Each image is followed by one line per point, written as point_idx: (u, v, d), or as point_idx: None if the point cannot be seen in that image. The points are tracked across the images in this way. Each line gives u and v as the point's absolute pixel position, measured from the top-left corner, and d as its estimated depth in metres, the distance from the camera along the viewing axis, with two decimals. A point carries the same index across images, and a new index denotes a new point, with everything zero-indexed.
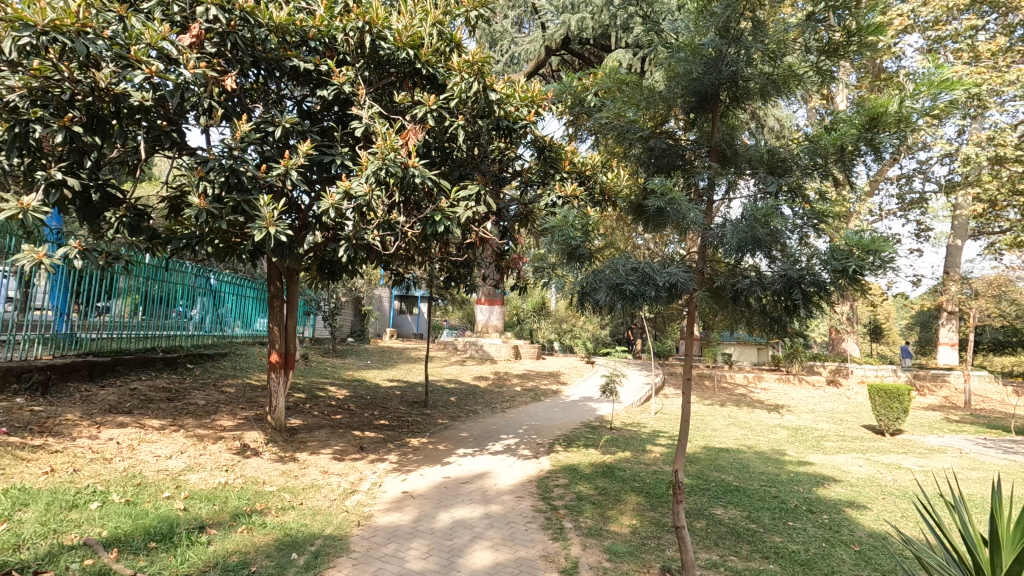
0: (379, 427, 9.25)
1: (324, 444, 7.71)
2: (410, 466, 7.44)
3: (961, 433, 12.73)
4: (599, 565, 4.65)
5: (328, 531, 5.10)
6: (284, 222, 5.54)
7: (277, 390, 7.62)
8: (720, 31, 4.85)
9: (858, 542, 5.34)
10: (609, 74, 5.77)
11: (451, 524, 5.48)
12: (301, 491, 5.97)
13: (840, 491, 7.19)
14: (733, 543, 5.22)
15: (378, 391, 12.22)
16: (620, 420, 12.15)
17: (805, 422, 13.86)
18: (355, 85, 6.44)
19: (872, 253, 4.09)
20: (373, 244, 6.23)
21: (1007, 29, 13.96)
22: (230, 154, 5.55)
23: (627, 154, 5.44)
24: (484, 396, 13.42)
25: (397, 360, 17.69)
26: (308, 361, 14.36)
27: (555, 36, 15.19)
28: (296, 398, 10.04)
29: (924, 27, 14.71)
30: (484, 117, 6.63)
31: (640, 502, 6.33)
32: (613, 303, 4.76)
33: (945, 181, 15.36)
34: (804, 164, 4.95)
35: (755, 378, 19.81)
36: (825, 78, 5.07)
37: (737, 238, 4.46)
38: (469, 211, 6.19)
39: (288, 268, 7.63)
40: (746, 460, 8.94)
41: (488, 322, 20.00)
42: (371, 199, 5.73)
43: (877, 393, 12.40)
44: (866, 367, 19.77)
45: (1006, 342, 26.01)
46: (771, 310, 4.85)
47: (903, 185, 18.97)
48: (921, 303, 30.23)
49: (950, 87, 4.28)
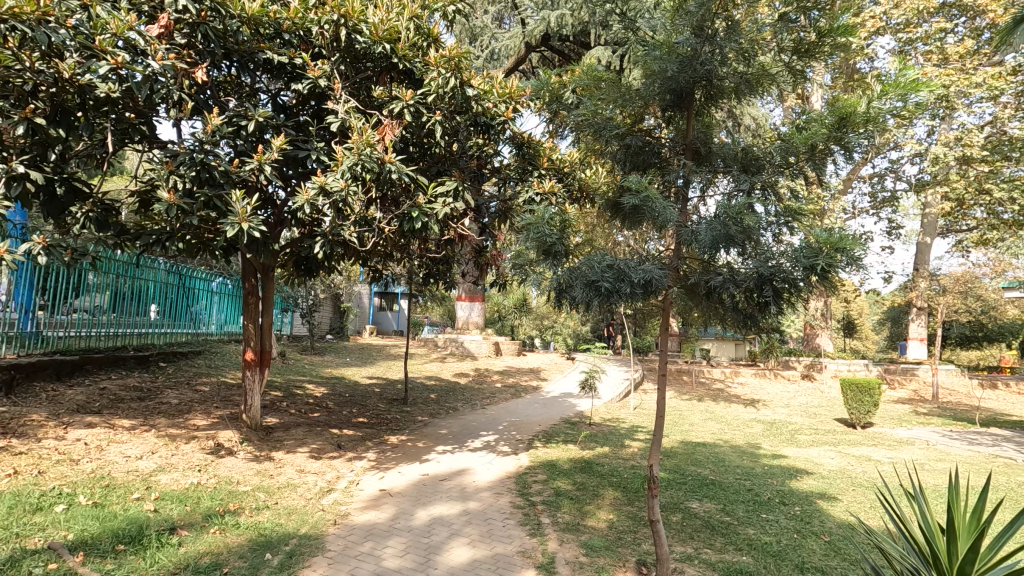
0: (357, 425, 9.16)
1: (301, 443, 7.61)
2: (388, 464, 7.38)
3: (928, 426, 13.13)
4: (575, 560, 4.68)
5: (303, 530, 5.05)
6: (258, 217, 5.43)
7: (252, 389, 7.49)
8: (694, 30, 4.91)
9: (828, 533, 5.47)
10: (586, 71, 5.78)
11: (429, 521, 5.47)
12: (276, 491, 5.89)
13: (811, 484, 7.34)
14: (707, 536, 5.29)
15: (357, 388, 12.12)
16: (600, 415, 12.25)
17: (781, 416, 14.13)
18: (331, 79, 6.34)
19: (841, 251, 4.17)
20: (349, 241, 6.14)
21: (975, 32, 14.39)
22: (200, 148, 5.45)
23: (604, 151, 5.52)
24: (464, 393, 13.40)
25: (376, 357, 17.55)
26: (286, 359, 14.15)
27: (535, 33, 15.10)
28: (273, 397, 9.88)
29: (896, 28, 14.99)
30: (462, 113, 6.65)
31: (617, 497, 6.39)
32: (589, 300, 4.79)
33: (915, 180, 15.77)
34: (776, 163, 5.01)
35: (732, 373, 20.13)
36: (798, 78, 5.11)
37: (711, 235, 4.49)
38: (447, 207, 6.14)
39: (263, 265, 7.52)
40: (722, 454, 9.06)
41: (469, 319, 19.90)
42: (347, 195, 5.68)
43: (849, 387, 12.69)
44: (840, 362, 20.22)
45: (972, 337, 26.83)
46: (743, 306, 4.91)
47: (875, 184, 19.38)
48: (891, 299, 30.97)
49: (917, 88, 4.41)
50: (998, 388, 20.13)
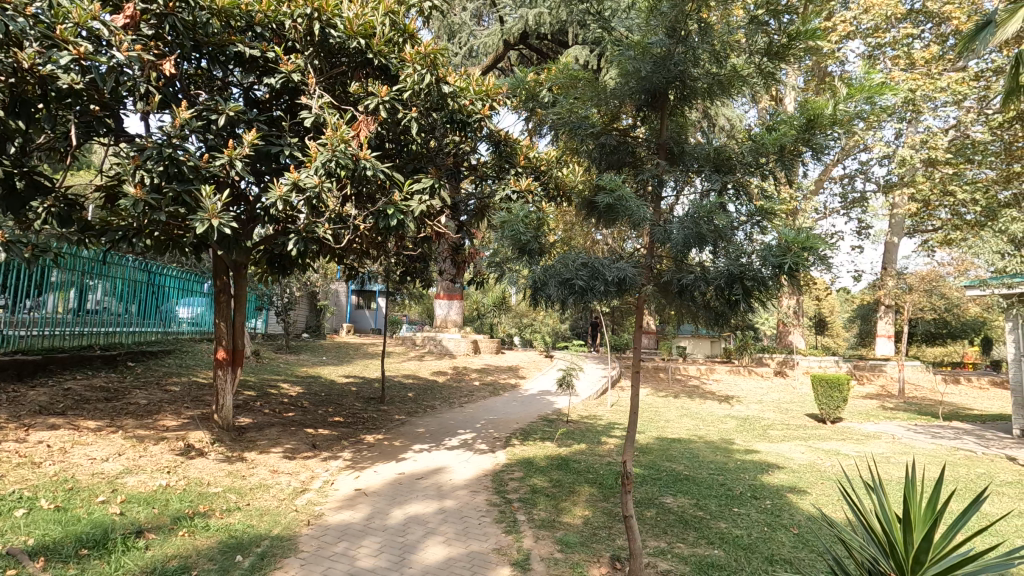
0: (333, 425, 9.07)
1: (274, 443, 7.50)
2: (364, 463, 7.31)
3: (893, 420, 13.53)
4: (550, 556, 4.71)
5: (275, 531, 4.98)
6: (228, 214, 5.33)
7: (224, 389, 7.35)
8: (667, 30, 4.96)
9: (796, 526, 5.59)
10: (562, 70, 5.78)
11: (404, 521, 5.44)
12: (248, 492, 5.79)
13: (781, 477, 7.51)
14: (680, 530, 5.38)
15: (334, 387, 11.99)
16: (577, 413, 12.35)
17: (753, 412, 14.42)
18: (305, 74, 6.25)
19: (808, 250, 4.23)
20: (324, 239, 6.05)
21: (940, 38, 14.84)
22: (168, 142, 5.32)
23: (580, 150, 5.56)
24: (442, 391, 13.36)
25: (353, 356, 17.34)
26: (260, 358, 13.92)
27: (513, 31, 15.00)
28: (246, 396, 9.72)
29: (865, 33, 15.32)
30: (438, 110, 6.63)
31: (593, 493, 6.45)
32: (564, 297, 4.83)
33: (883, 181, 16.19)
34: (747, 163, 5.07)
35: (707, 370, 20.45)
36: (768, 80, 5.19)
37: (683, 234, 4.56)
38: (423, 205, 6.11)
39: (234, 262, 7.39)
40: (696, 449, 9.21)
41: (447, 317, 19.71)
42: (321, 192, 5.62)
43: (819, 383, 12.98)
44: (811, 358, 20.73)
45: (937, 334, 27.72)
46: (714, 304, 4.97)
47: (846, 185, 19.83)
48: (860, 297, 31.81)
49: (881, 92, 4.50)
50: (961, 382, 20.82)
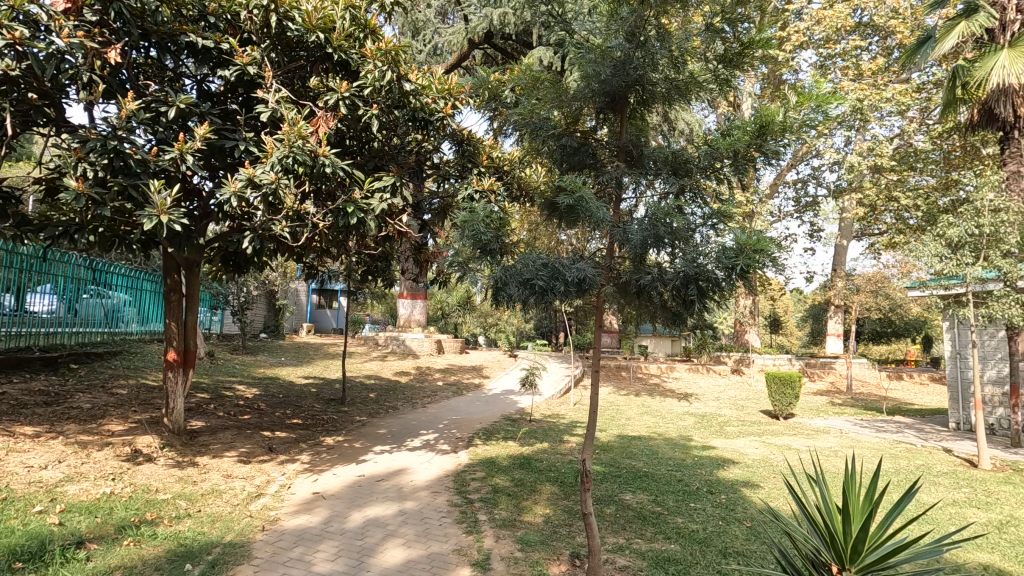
0: (291, 427, 8.86)
1: (228, 447, 7.27)
2: (323, 466, 7.16)
3: (842, 415, 14.13)
4: (510, 556, 4.71)
5: (228, 538, 4.82)
6: (179, 210, 5.13)
7: (174, 391, 7.06)
8: (627, 35, 5.03)
9: (749, 519, 5.76)
10: (525, 71, 5.80)
11: (363, 524, 5.36)
12: (199, 498, 5.60)
13: (736, 472, 7.75)
14: (638, 526, 5.47)
15: (292, 389, 11.70)
16: (540, 412, 12.43)
17: (711, 409, 14.81)
18: (261, 67, 6.10)
19: (759, 252, 4.42)
20: (281, 236, 5.90)
21: (886, 51, 15.60)
22: (114, 134, 5.09)
23: (541, 151, 5.60)
24: (404, 392, 13.22)
25: (312, 356, 16.97)
26: (214, 359, 13.45)
27: (477, 30, 14.94)
28: (198, 399, 9.39)
29: (817, 44, 15.90)
30: (399, 108, 6.55)
31: (554, 491, 6.50)
32: (525, 297, 4.85)
33: (834, 186, 16.86)
34: (703, 167, 5.20)
35: (667, 369, 20.89)
36: (724, 86, 5.32)
37: (641, 236, 4.65)
38: (384, 203, 6.03)
39: (186, 260, 7.11)
40: (655, 446, 9.39)
41: (411, 316, 19.50)
42: (277, 188, 5.49)
43: (773, 380, 13.43)
44: (765, 357, 21.46)
45: (882, 332, 29.10)
46: (671, 304, 5.06)
47: (799, 189, 20.57)
48: (812, 298, 33.13)
49: (828, 101, 4.68)
50: (904, 378, 21.92)
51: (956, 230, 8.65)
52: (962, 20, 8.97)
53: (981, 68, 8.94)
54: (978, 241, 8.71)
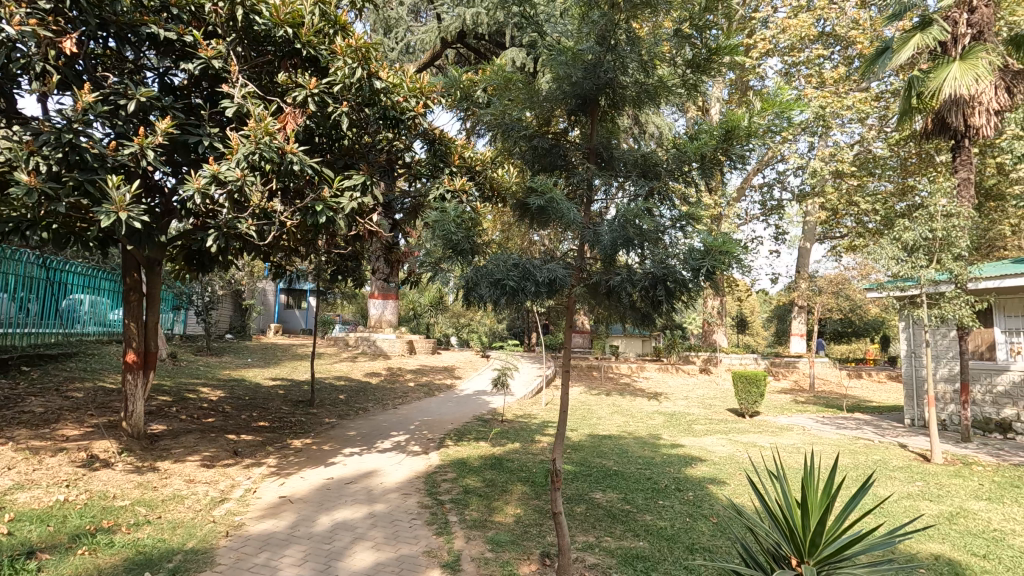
0: (258, 430, 8.66)
1: (191, 451, 7.07)
2: (290, 469, 7.02)
3: (804, 413, 14.56)
4: (480, 556, 4.71)
5: (190, 545, 4.68)
6: (138, 206, 4.95)
7: (133, 394, 6.82)
8: (598, 38, 5.08)
9: (715, 515, 5.88)
10: (496, 72, 5.81)
11: (331, 527, 5.28)
12: (160, 504, 5.42)
13: (703, 470, 7.90)
14: (608, 524, 5.53)
15: (259, 391, 11.44)
16: (512, 412, 12.45)
17: (679, 408, 15.08)
18: (227, 61, 5.95)
19: (725, 253, 4.52)
20: (247, 235, 5.76)
21: (847, 60, 16.15)
22: (69, 127, 4.88)
23: (513, 152, 5.62)
24: (375, 393, 13.06)
25: (281, 357, 16.64)
26: (176, 360, 13.05)
27: (450, 29, 14.82)
28: (160, 402, 9.10)
29: (783, 52, 16.34)
30: (370, 106, 6.47)
31: (525, 491, 6.51)
32: (496, 297, 4.85)
33: (798, 190, 17.35)
34: (672, 170, 5.30)
35: (637, 369, 21.17)
36: (692, 90, 5.43)
37: (611, 237, 4.70)
38: (354, 202, 5.95)
39: (147, 259, 6.88)
40: (625, 445, 9.50)
41: (382, 316, 19.27)
42: (244, 186, 5.37)
43: (739, 379, 13.75)
44: (732, 356, 21.95)
45: (843, 332, 30.12)
46: (639, 305, 5.13)
47: (765, 193, 21.10)
48: (777, 298, 34.05)
49: (791, 107, 4.81)
50: (863, 377, 22.69)
51: (911, 234, 8.98)
52: (917, 33, 9.36)
53: (935, 79, 9.35)
54: (931, 245, 9.06)
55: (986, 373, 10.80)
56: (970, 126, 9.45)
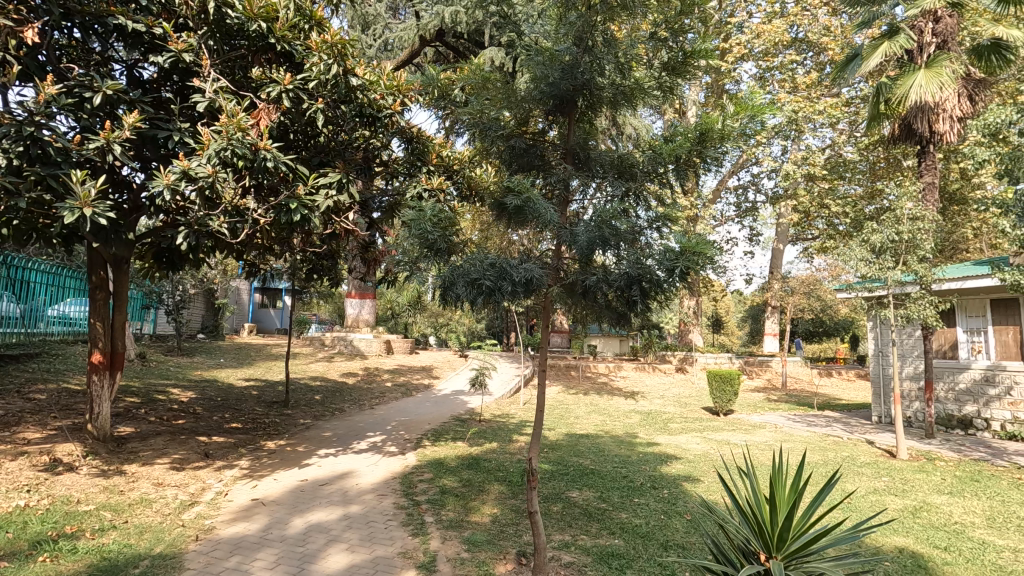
0: (229, 431, 8.49)
1: (160, 454, 6.89)
2: (263, 471, 6.90)
3: (776, 410, 14.89)
4: (456, 557, 4.70)
5: (157, 550, 4.56)
6: (104, 202, 4.81)
7: (100, 396, 6.63)
8: (574, 39, 5.11)
9: (689, 512, 5.97)
10: (474, 70, 5.79)
11: (304, 530, 5.20)
12: (126, 508, 5.28)
13: (678, 468, 8.01)
14: (584, 523, 5.57)
15: (231, 392, 11.23)
16: (490, 412, 12.45)
17: (655, 407, 15.26)
18: (198, 55, 5.83)
19: (698, 253, 4.57)
20: (219, 233, 5.64)
21: (818, 66, 16.51)
22: (30, 120, 4.75)
23: (490, 151, 5.62)
24: (351, 393, 12.92)
25: (254, 358, 16.35)
26: (145, 361, 12.72)
27: (428, 27, 14.70)
28: (127, 403, 8.85)
29: (757, 57, 16.63)
30: (346, 103, 6.39)
31: (502, 491, 6.51)
32: (473, 297, 4.85)
33: (771, 192, 17.69)
34: (648, 170, 5.35)
35: (615, 368, 21.36)
36: (667, 93, 5.48)
37: (587, 237, 4.74)
38: (330, 200, 5.88)
39: (113, 256, 6.68)
40: (602, 444, 9.57)
41: (359, 316, 19.05)
42: (215, 182, 5.26)
43: (713, 378, 13.96)
44: (707, 355, 22.30)
45: (814, 331, 30.87)
46: (615, 304, 5.17)
47: (740, 195, 21.47)
48: (751, 298, 34.69)
49: (763, 111, 4.90)
50: (833, 375, 23.28)
51: (879, 236, 9.23)
52: (884, 41, 9.61)
53: (902, 86, 9.61)
54: (897, 247, 9.32)
55: (949, 371, 11.15)
56: (935, 132, 9.75)
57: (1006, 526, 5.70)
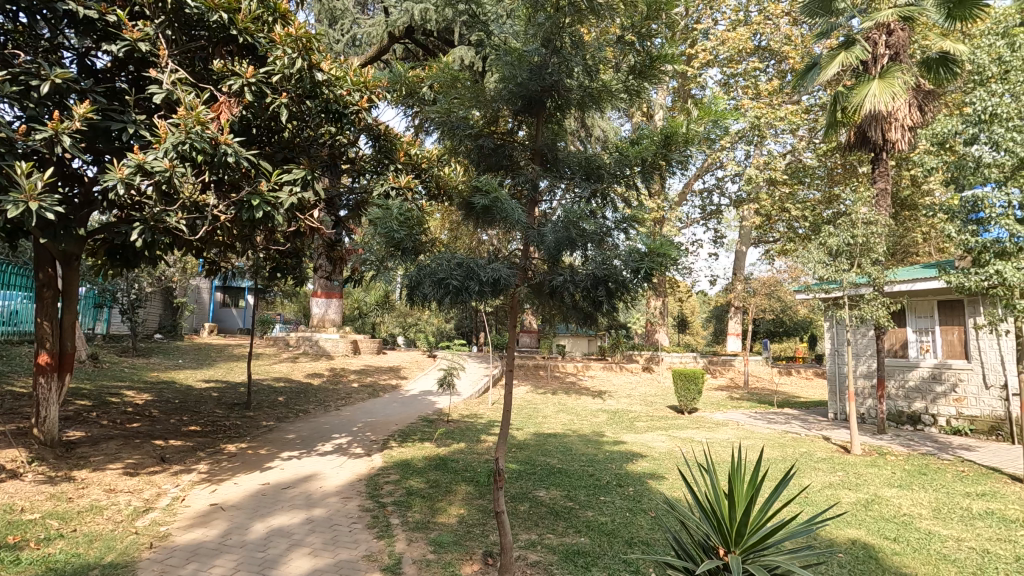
0: (187, 435, 8.22)
1: (113, 459, 6.62)
2: (222, 475, 6.70)
3: (739, 408, 15.28)
4: (422, 558, 4.66)
5: (108, 559, 4.38)
6: (52, 196, 4.58)
7: (46, 399, 6.32)
8: (543, 41, 5.12)
9: (654, 509, 6.06)
10: (443, 69, 5.75)
11: (265, 535, 5.07)
12: (76, 516, 5.05)
13: (644, 465, 8.13)
14: (550, 522, 5.60)
15: (191, 393, 10.87)
16: (458, 412, 12.40)
17: (622, 405, 15.46)
18: (155, 45, 5.62)
19: (662, 254, 4.61)
20: (176, 229, 5.44)
21: (780, 74, 17.03)
22: None
23: (458, 150, 5.60)
24: (316, 394, 12.67)
25: (215, 358, 15.90)
26: (97, 362, 12.20)
27: (397, 24, 14.53)
28: (77, 406, 8.47)
29: (722, 63, 17.03)
30: (311, 98, 6.27)
31: (469, 491, 6.50)
32: (439, 297, 4.81)
33: (735, 195, 18.15)
34: (614, 172, 5.41)
35: (583, 367, 21.57)
36: (634, 97, 5.56)
37: (555, 239, 4.76)
38: (293, 197, 5.74)
39: (63, 253, 6.37)
40: (569, 443, 9.64)
41: (325, 315, 18.70)
42: (173, 177, 5.06)
43: (678, 377, 14.24)
44: (673, 355, 22.74)
45: (775, 331, 31.88)
46: (581, 305, 5.21)
47: (705, 198, 21.97)
48: (715, 299, 35.57)
49: (727, 116, 5.00)
50: (793, 373, 24.04)
51: (835, 240, 9.57)
52: (842, 51, 9.97)
53: (857, 96, 9.99)
54: (852, 250, 9.69)
55: (899, 369, 11.62)
56: (888, 140, 10.18)
57: (951, 517, 5.98)
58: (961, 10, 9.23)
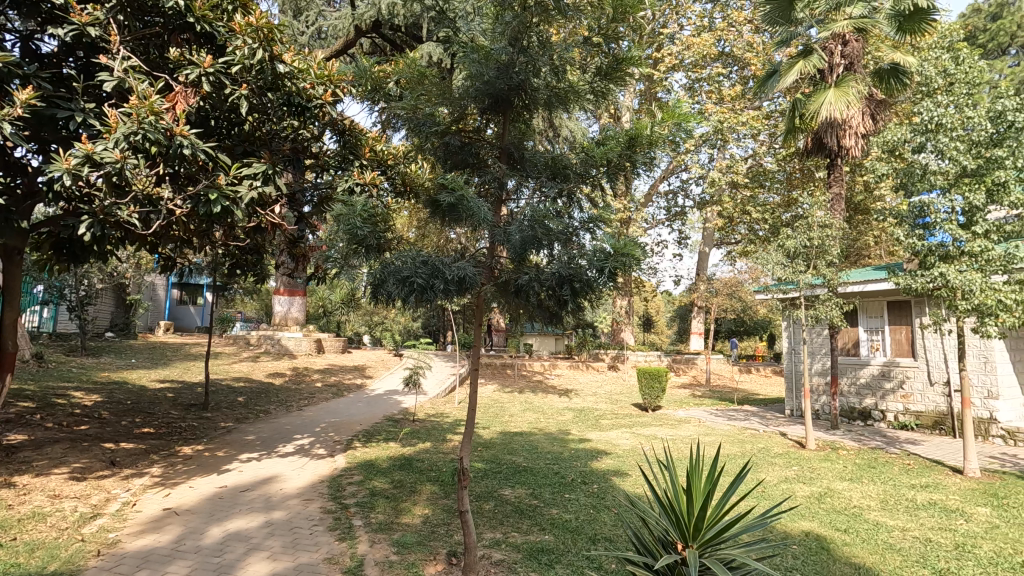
0: (140, 437, 7.91)
1: (58, 463, 6.31)
2: (177, 479, 6.47)
3: (701, 406, 15.62)
4: (385, 560, 4.59)
5: (51, 568, 4.17)
6: None
7: None
8: (510, 39, 5.11)
9: (617, 506, 6.14)
10: (409, 64, 5.67)
11: (222, 539, 4.92)
12: (16, 524, 4.79)
13: (608, 462, 8.24)
14: (515, 520, 5.61)
15: (144, 394, 10.46)
16: (424, 411, 12.29)
17: (588, 404, 15.61)
18: (106, 30, 5.39)
19: (626, 255, 4.61)
20: (128, 223, 5.22)
21: (742, 80, 17.46)
22: None
23: (424, 147, 5.56)
24: (278, 394, 12.37)
25: (171, 357, 15.34)
26: (42, 362, 11.60)
27: (364, 17, 14.27)
28: (20, 409, 8.04)
29: (687, 68, 17.34)
30: (272, 91, 6.12)
31: (434, 491, 6.45)
32: (404, 295, 4.74)
33: (698, 197, 18.55)
34: (580, 172, 5.44)
35: (550, 366, 21.69)
36: (600, 98, 5.61)
37: (520, 238, 4.75)
38: (253, 191, 5.58)
39: (3, 246, 6.04)
40: (535, 441, 9.68)
41: (288, 314, 18.25)
42: (124, 169, 4.85)
43: (643, 375, 14.47)
44: (638, 354, 23.08)
45: (736, 330, 32.74)
46: (547, 304, 5.21)
47: (670, 200, 22.38)
48: (679, 299, 36.31)
49: (689, 119, 5.08)
50: (753, 372, 24.72)
51: (792, 242, 9.89)
52: (800, 60, 10.32)
53: (815, 103, 10.34)
54: (808, 252, 10.02)
55: (852, 367, 12.11)
56: (843, 146, 10.59)
57: (897, 508, 6.26)
58: (910, 23, 9.63)
